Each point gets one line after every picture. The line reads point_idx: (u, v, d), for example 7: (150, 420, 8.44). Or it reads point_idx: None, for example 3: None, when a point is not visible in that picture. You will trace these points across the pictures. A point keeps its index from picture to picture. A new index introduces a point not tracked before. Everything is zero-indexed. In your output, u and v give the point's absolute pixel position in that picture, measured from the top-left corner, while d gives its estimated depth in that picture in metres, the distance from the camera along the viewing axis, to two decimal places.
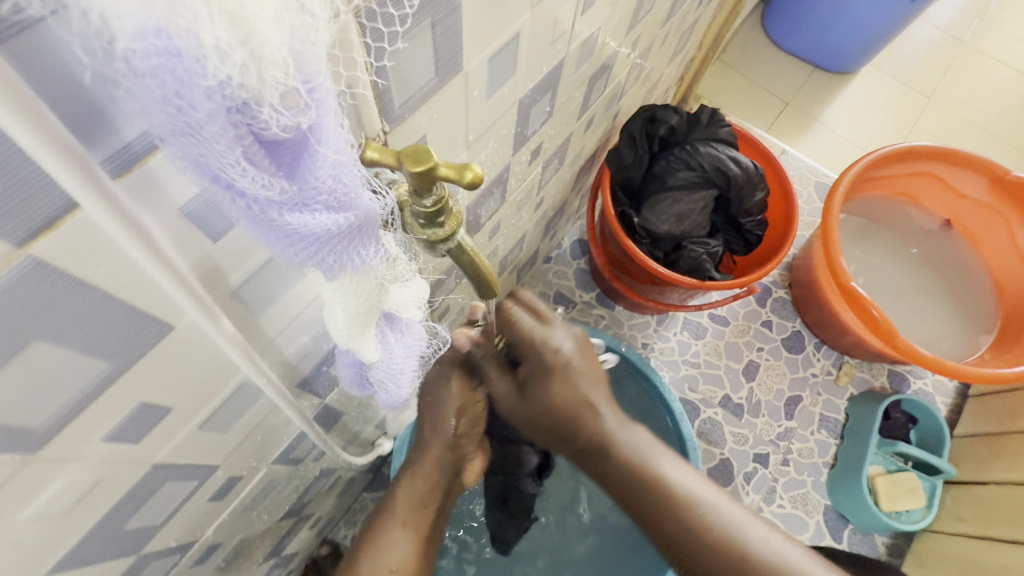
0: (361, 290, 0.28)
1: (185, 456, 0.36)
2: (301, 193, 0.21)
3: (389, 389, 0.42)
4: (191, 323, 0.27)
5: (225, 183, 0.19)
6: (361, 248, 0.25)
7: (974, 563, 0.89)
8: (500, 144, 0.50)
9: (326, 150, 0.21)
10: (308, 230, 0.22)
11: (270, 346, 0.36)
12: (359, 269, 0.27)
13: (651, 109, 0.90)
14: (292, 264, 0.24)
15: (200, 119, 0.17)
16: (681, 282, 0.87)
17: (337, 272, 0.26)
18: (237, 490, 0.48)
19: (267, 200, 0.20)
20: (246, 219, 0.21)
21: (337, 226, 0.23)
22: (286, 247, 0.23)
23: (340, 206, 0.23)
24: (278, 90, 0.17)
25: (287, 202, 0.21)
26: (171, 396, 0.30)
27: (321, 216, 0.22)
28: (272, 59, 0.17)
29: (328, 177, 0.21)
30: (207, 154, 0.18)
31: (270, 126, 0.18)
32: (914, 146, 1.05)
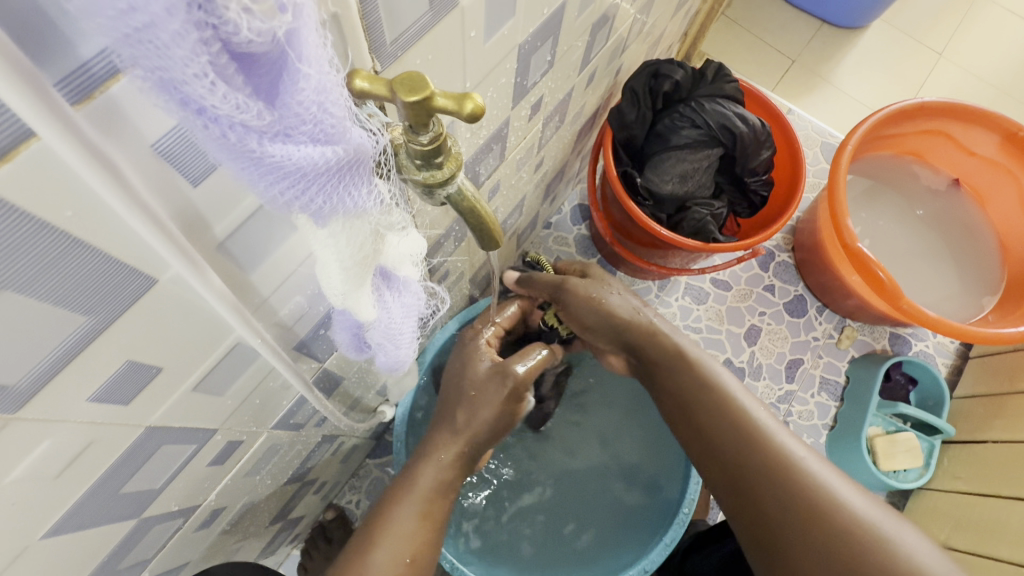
0: (354, 237, 0.26)
1: (179, 419, 0.35)
2: (283, 120, 0.19)
3: (388, 351, 0.40)
4: (175, 277, 0.25)
5: (195, 105, 0.17)
6: (353, 186, 0.24)
7: (969, 519, 0.91)
8: (499, 94, 0.47)
9: (308, 68, 0.19)
10: (293, 163, 0.20)
11: (263, 307, 0.35)
12: (352, 213, 0.25)
13: (655, 65, 0.86)
14: (276, 207, 0.23)
15: (157, 14, 0.14)
16: (685, 245, 0.85)
17: (328, 214, 0.24)
18: (238, 455, 0.48)
19: (244, 126, 0.18)
20: (221, 151, 0.19)
21: (327, 159, 0.21)
22: (271, 185, 0.21)
23: (328, 139, 0.21)
24: None
25: (268, 131, 0.19)
26: (160, 355, 0.29)
27: (308, 149, 0.20)
28: None
29: (311, 104, 0.19)
30: (171, 61, 0.15)
31: (240, 31, 0.16)
32: (924, 103, 1.01)
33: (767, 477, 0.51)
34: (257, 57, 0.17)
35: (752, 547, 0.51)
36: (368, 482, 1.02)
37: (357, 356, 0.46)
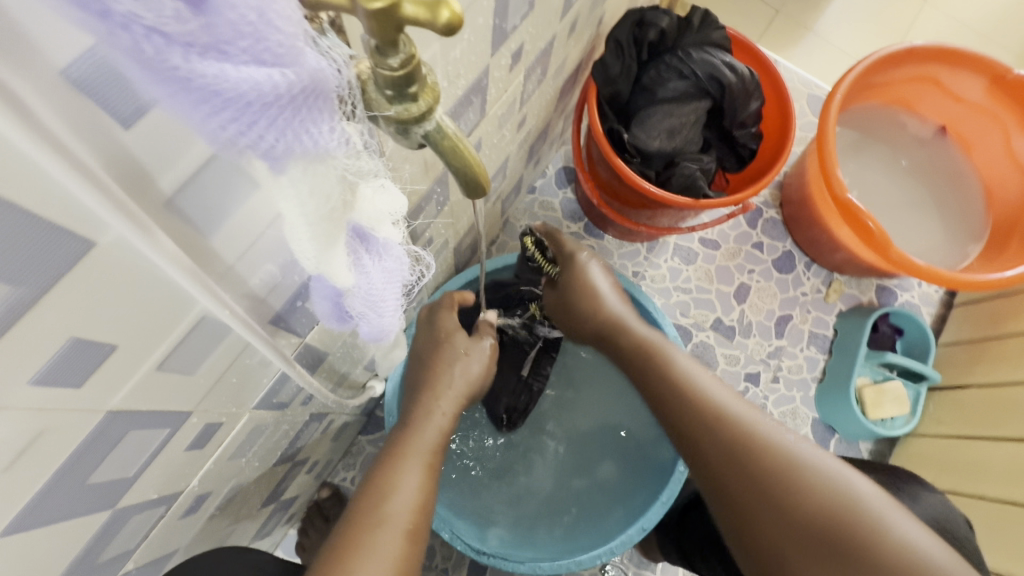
0: (319, 188, 0.23)
1: (145, 402, 0.32)
2: (213, 30, 0.16)
3: (370, 320, 0.38)
4: (118, 240, 0.22)
5: (99, 6, 0.14)
6: (313, 121, 0.20)
7: (956, 462, 0.93)
8: (478, 37, 0.43)
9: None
10: (232, 88, 0.17)
11: (230, 275, 0.32)
12: (313, 156, 0.21)
13: (639, 12, 0.82)
14: (224, 144, 0.20)
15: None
16: (674, 202, 0.83)
17: (285, 157, 0.21)
18: (219, 438, 0.45)
19: (163, 34, 0.15)
20: (147, 74, 0.16)
21: (275, 85, 0.18)
22: (211, 118, 0.18)
23: (275, 60, 0.17)
24: None
25: (195, 42, 0.16)
26: (114, 331, 0.26)
27: (248, 70, 0.17)
28: None
29: (248, 11, 0.16)
30: None
31: None
32: (914, 47, 0.98)
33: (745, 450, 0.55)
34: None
35: (710, 497, 0.58)
36: (362, 459, 1.01)
37: (337, 326, 0.43)
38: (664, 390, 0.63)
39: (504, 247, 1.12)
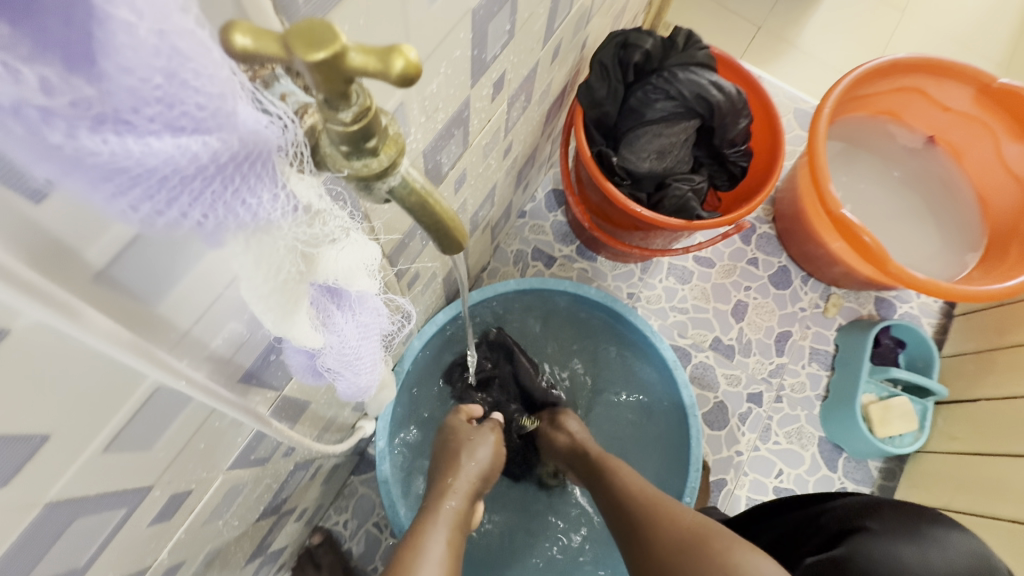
0: (267, 259, 0.21)
1: (94, 486, 0.28)
2: (108, 94, 0.13)
3: (346, 377, 0.35)
4: (37, 325, 0.19)
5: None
6: (250, 187, 0.18)
7: (971, 479, 0.90)
8: (455, 69, 0.41)
9: (127, 14, 0.13)
10: (142, 162, 0.14)
11: (186, 341, 0.29)
12: (252, 225, 0.19)
13: (622, 35, 0.81)
14: (148, 227, 0.17)
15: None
16: (667, 225, 0.81)
17: (222, 230, 0.18)
18: (188, 506, 0.42)
19: (47, 108, 0.12)
20: (28, 153, 0.13)
21: (197, 153, 0.15)
22: (120, 199, 0.15)
23: (194, 126, 0.15)
24: None
25: (89, 110, 0.13)
26: (42, 420, 0.23)
27: (160, 141, 0.15)
28: None
29: (152, 73, 0.14)
30: None
31: None
32: (899, 59, 0.98)
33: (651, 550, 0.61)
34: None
35: None
36: (355, 500, 0.96)
37: (312, 381, 0.40)
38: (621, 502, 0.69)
39: (496, 273, 1.10)
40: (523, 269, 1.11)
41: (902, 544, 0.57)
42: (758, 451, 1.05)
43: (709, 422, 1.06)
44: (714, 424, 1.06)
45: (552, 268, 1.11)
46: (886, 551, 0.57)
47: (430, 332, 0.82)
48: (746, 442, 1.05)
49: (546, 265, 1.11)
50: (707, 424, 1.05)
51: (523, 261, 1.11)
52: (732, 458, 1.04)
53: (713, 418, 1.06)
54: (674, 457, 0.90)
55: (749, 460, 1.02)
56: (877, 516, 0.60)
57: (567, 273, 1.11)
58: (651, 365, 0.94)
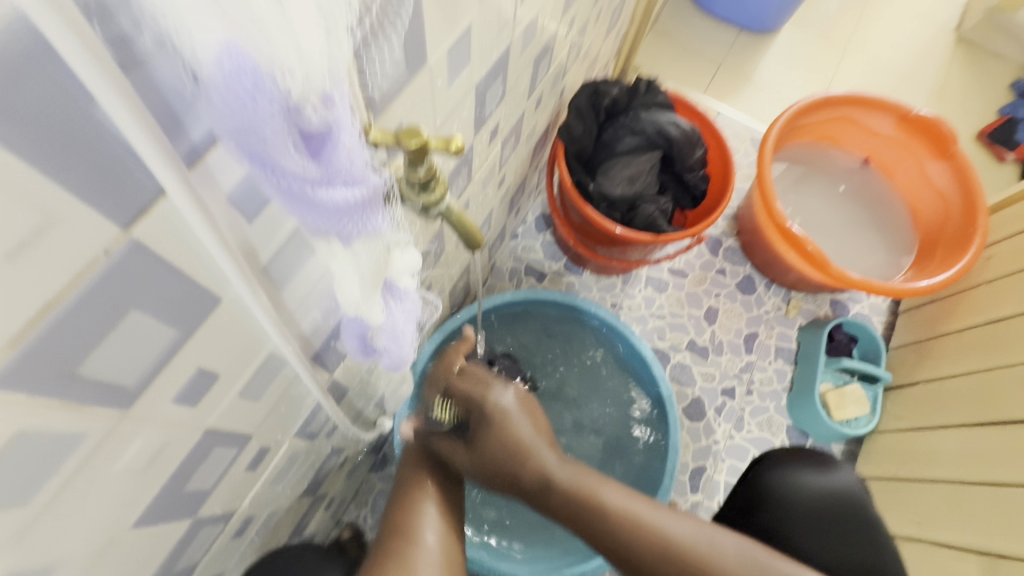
0: (371, 256, 0.34)
1: (227, 423, 0.41)
2: (327, 172, 0.26)
3: (392, 351, 0.48)
4: (235, 296, 0.33)
5: (273, 167, 0.24)
6: (371, 215, 0.30)
7: (915, 452, 1.03)
8: (464, 125, 0.56)
9: (344, 137, 0.25)
10: (334, 204, 0.27)
11: (290, 320, 0.42)
12: (371, 236, 0.32)
13: (593, 83, 0.97)
14: (316, 231, 0.30)
15: (263, 117, 0.21)
16: (638, 239, 0.95)
17: (354, 237, 0.31)
18: (266, 462, 0.54)
19: (304, 179, 0.25)
20: (286, 199, 0.26)
21: (355, 198, 0.28)
22: (315, 219, 0.28)
23: (357, 182, 0.28)
24: (316, 93, 0.22)
25: (317, 180, 0.26)
26: (219, 364, 0.36)
27: (342, 192, 0.27)
28: (314, 70, 0.21)
29: (347, 161, 0.26)
30: (266, 147, 0.22)
31: (311, 121, 0.23)
32: (830, 95, 1.16)
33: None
34: (316, 134, 0.24)
35: None
36: (374, 495, 1.07)
37: (362, 360, 0.53)
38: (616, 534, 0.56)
39: (493, 288, 1.24)
40: (517, 284, 1.25)
41: (801, 469, 0.80)
42: (733, 439, 1.17)
43: (688, 415, 1.18)
44: (693, 417, 1.18)
45: (543, 282, 1.25)
46: (791, 475, 0.79)
47: (438, 338, 0.95)
48: (722, 431, 1.18)
49: (537, 280, 1.25)
50: (686, 417, 1.18)
51: (517, 277, 1.25)
52: (710, 446, 1.16)
53: (692, 412, 1.19)
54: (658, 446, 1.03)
55: (726, 447, 1.14)
56: (777, 452, 0.83)
57: (557, 286, 1.25)
58: (643, 376, 1.07)
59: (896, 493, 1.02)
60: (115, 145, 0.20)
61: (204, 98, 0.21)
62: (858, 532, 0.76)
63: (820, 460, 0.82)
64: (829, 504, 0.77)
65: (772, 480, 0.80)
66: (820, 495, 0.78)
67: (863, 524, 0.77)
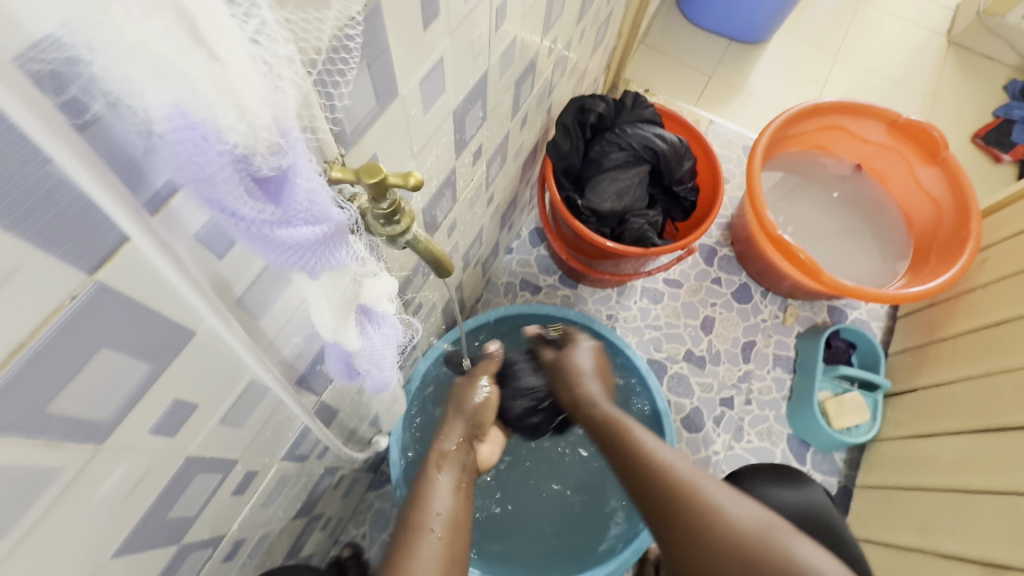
0: (338, 287, 0.35)
1: (209, 449, 0.42)
2: (285, 213, 0.27)
3: (374, 374, 0.49)
4: (209, 328, 0.34)
5: (230, 211, 0.25)
6: (334, 249, 0.32)
7: (915, 458, 1.02)
8: (443, 150, 0.57)
9: (300, 180, 0.27)
10: (293, 240, 0.28)
11: (270, 347, 0.43)
12: (336, 269, 0.33)
13: (580, 101, 0.98)
14: (282, 267, 0.31)
15: (213, 170, 0.22)
16: (628, 252, 0.96)
17: (318, 271, 0.32)
18: (254, 486, 0.54)
19: (261, 221, 0.26)
20: (246, 237, 0.27)
21: (315, 234, 0.29)
22: (277, 255, 0.29)
23: (316, 219, 0.29)
24: (265, 143, 0.23)
25: (275, 221, 0.27)
26: (196, 393, 0.36)
27: (302, 229, 0.28)
28: (260, 124, 0.22)
29: (303, 200, 0.27)
30: (218, 193, 0.24)
31: (260, 167, 0.24)
32: (818, 104, 1.16)
33: (677, 500, 0.63)
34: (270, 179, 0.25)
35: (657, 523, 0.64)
36: (372, 513, 1.07)
37: (347, 382, 0.54)
38: (634, 460, 0.68)
39: (489, 303, 1.25)
40: (512, 298, 1.26)
41: (770, 485, 0.80)
42: (733, 450, 1.16)
43: (686, 426, 1.18)
44: (691, 428, 1.18)
45: (538, 296, 1.26)
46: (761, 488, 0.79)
47: (432, 355, 0.96)
48: (722, 442, 1.17)
49: (532, 294, 1.26)
50: (684, 428, 1.17)
51: (512, 291, 1.26)
52: (709, 457, 1.15)
53: (690, 422, 1.18)
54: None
55: (725, 458, 1.14)
56: (745, 469, 0.83)
57: (552, 299, 1.26)
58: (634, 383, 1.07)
59: (896, 503, 1.01)
60: (75, 199, 0.21)
61: (157, 153, 0.22)
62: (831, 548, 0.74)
63: (789, 475, 0.81)
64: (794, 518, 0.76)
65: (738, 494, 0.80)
66: (784, 507, 0.77)
67: (835, 539, 0.75)
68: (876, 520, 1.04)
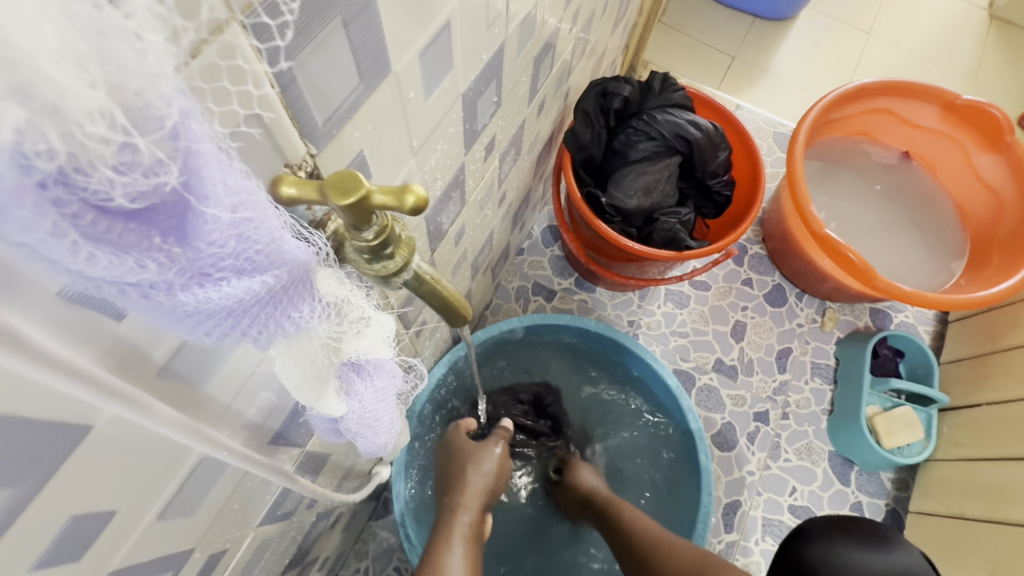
0: (303, 355, 0.24)
1: (146, 553, 0.31)
2: (194, 263, 0.16)
3: (367, 437, 0.38)
4: (114, 418, 0.23)
5: (80, 271, 0.14)
6: (292, 306, 0.21)
7: (981, 485, 0.91)
8: (450, 144, 0.46)
9: (214, 208, 0.16)
10: (214, 304, 0.17)
11: (227, 413, 0.32)
12: (296, 333, 0.22)
13: (602, 84, 0.86)
14: (211, 340, 0.20)
15: (2, 202, 0.11)
16: (659, 257, 0.85)
17: (270, 339, 0.21)
18: (223, 565, 0.44)
19: (147, 282, 0.15)
20: (131, 306, 0.16)
21: (255, 289, 0.18)
22: (194, 327, 0.18)
23: (256, 267, 0.18)
24: (109, 146, 0.12)
25: (178, 278, 0.16)
26: (111, 498, 0.26)
27: (231, 285, 0.18)
28: (82, 107, 0.11)
29: (226, 240, 0.17)
30: (36, 246, 0.13)
31: (114, 196, 0.13)
32: (865, 85, 1.04)
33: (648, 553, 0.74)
34: (152, 209, 0.14)
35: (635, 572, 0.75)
36: (374, 545, 0.97)
37: (335, 439, 0.43)
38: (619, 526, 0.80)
39: (499, 310, 1.14)
40: (525, 304, 1.14)
41: (851, 546, 0.72)
42: (769, 470, 1.05)
43: (718, 444, 1.07)
44: (724, 446, 1.07)
45: (553, 302, 1.15)
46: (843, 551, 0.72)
47: (438, 374, 0.85)
48: (757, 461, 1.06)
49: (546, 299, 1.15)
50: (715, 446, 1.07)
51: (524, 297, 1.15)
52: (744, 479, 1.04)
53: (722, 440, 1.07)
54: (689, 488, 0.91)
55: (762, 480, 1.03)
56: (820, 527, 0.76)
57: (568, 305, 1.15)
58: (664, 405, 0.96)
59: (961, 536, 0.91)
60: None
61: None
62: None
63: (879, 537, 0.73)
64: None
65: (810, 557, 0.73)
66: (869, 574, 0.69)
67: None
68: (936, 554, 0.93)
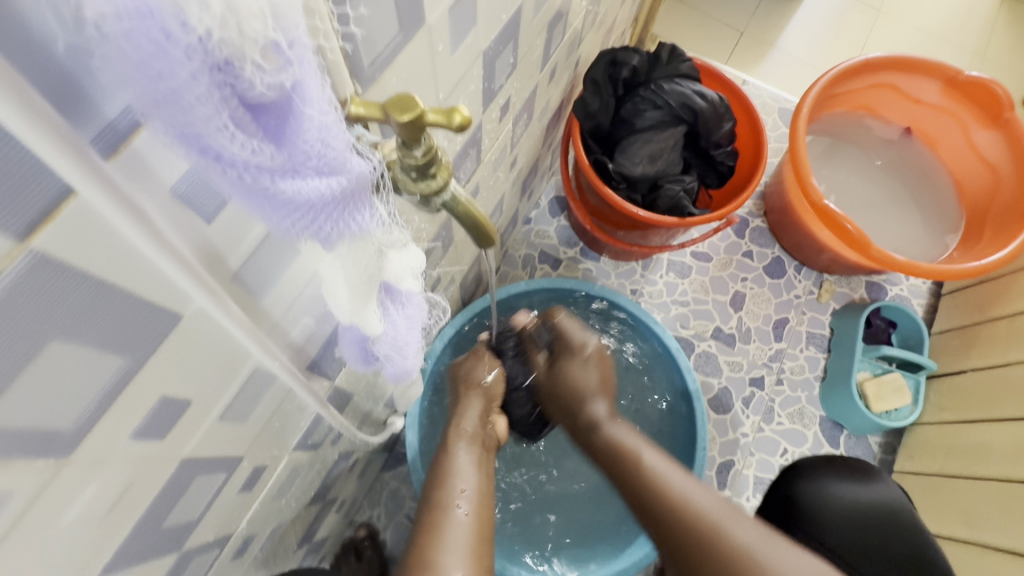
0: (358, 258, 0.28)
1: (209, 449, 0.36)
2: (291, 159, 0.20)
3: (395, 362, 0.43)
4: (199, 310, 0.27)
5: (213, 151, 0.18)
6: (354, 211, 0.25)
7: (964, 445, 0.96)
8: (470, 100, 0.49)
9: (312, 111, 0.20)
10: (302, 197, 0.21)
11: (277, 330, 0.36)
12: (356, 236, 0.26)
13: (611, 53, 0.89)
14: (286, 234, 0.24)
15: (181, 82, 0.15)
16: (662, 222, 0.88)
17: (335, 238, 0.25)
18: (262, 481, 0.49)
19: (258, 167, 0.19)
20: (237, 191, 0.20)
21: (331, 189, 0.22)
22: (282, 217, 0.22)
23: (331, 170, 0.22)
24: (259, 44, 0.16)
25: (278, 169, 0.20)
26: (188, 388, 0.30)
27: (313, 182, 0.21)
28: (250, 10, 0.15)
29: (316, 142, 0.20)
30: (194, 121, 0.16)
31: (254, 86, 0.17)
32: (869, 59, 1.06)
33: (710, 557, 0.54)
34: (267, 106, 0.18)
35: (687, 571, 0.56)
36: (387, 494, 1.03)
37: (364, 369, 0.48)
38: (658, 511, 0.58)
39: (506, 276, 1.18)
40: (531, 272, 1.18)
41: (833, 478, 0.78)
42: (763, 432, 1.11)
43: (714, 407, 1.12)
44: (720, 409, 1.12)
45: (559, 270, 1.19)
46: (818, 482, 0.78)
47: (448, 332, 0.89)
48: (751, 424, 1.11)
49: (552, 267, 1.19)
50: (712, 410, 1.12)
51: (531, 264, 1.19)
52: (738, 440, 1.10)
53: (718, 404, 1.12)
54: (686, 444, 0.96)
55: (755, 441, 1.08)
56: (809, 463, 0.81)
57: (573, 273, 1.18)
58: (664, 367, 1.01)
59: (944, 491, 0.96)
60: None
61: (96, 57, 0.15)
62: (910, 556, 0.72)
63: (864, 472, 0.79)
64: (867, 517, 0.75)
65: (800, 495, 0.78)
66: (847, 502, 0.76)
67: (919, 547, 0.72)
68: (924, 508, 0.99)
